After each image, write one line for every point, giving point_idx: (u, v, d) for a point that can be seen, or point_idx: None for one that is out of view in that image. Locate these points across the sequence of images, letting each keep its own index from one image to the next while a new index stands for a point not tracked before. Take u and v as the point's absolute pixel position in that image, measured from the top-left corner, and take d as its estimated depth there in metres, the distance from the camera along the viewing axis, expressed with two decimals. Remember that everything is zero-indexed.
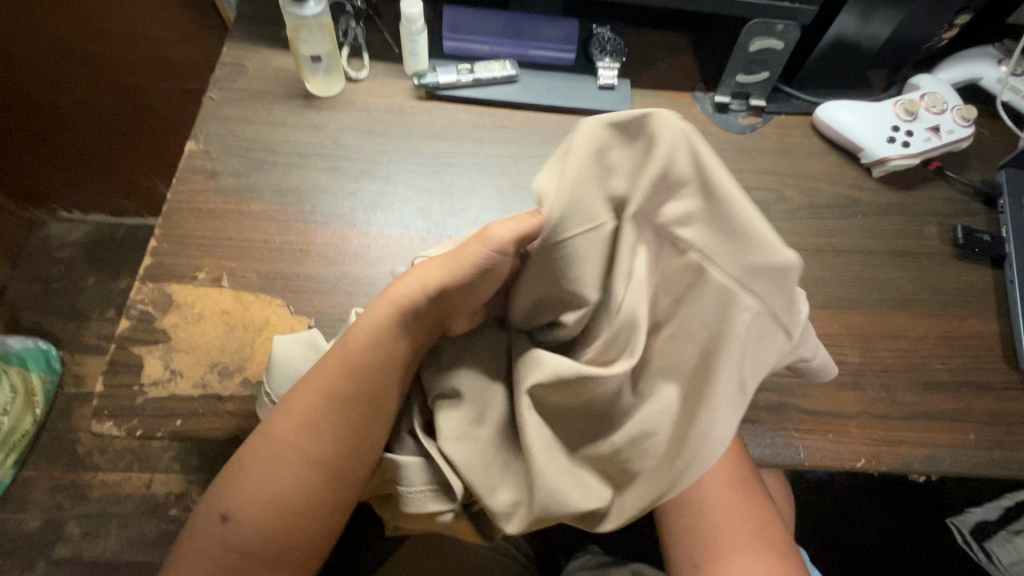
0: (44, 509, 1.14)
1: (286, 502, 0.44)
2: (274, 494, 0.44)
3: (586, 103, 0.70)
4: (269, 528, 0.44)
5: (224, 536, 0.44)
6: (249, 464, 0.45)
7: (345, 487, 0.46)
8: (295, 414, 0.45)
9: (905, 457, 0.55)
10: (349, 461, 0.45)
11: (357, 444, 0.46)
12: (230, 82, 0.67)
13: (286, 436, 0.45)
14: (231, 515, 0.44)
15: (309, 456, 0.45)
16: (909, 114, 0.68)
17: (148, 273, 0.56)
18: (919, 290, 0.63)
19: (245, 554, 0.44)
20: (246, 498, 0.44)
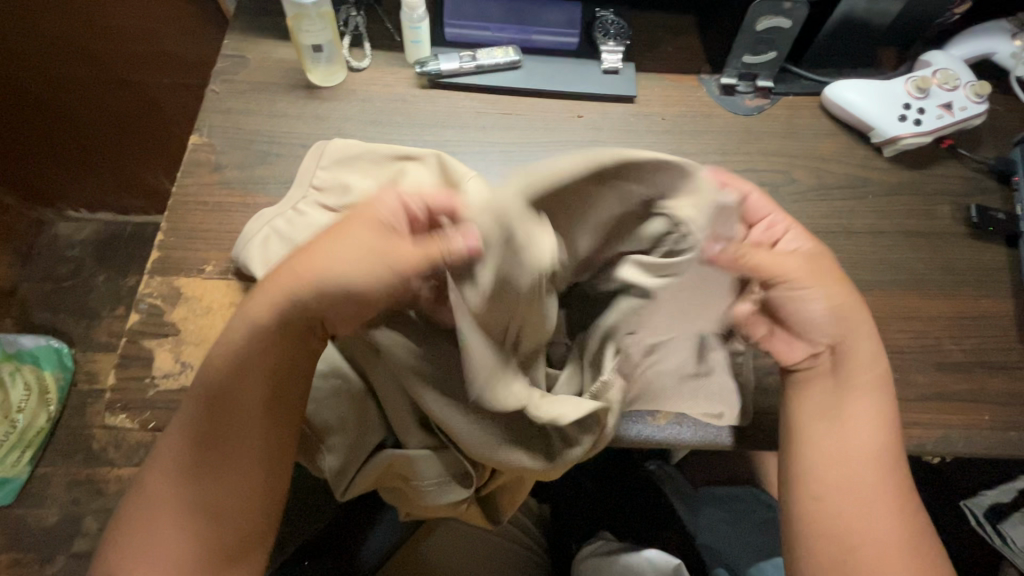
0: (62, 505, 1.16)
1: (189, 524, 0.44)
2: (154, 534, 0.44)
3: (590, 88, 0.70)
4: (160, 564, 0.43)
5: None
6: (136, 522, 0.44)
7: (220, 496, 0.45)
8: (165, 455, 0.45)
9: (918, 439, 0.54)
10: (208, 475, 0.45)
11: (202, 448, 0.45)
12: (231, 75, 0.67)
13: (168, 476, 0.45)
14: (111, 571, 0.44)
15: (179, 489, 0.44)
16: (921, 91, 0.67)
17: (156, 267, 0.56)
18: (932, 270, 0.62)
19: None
20: (131, 551, 0.44)
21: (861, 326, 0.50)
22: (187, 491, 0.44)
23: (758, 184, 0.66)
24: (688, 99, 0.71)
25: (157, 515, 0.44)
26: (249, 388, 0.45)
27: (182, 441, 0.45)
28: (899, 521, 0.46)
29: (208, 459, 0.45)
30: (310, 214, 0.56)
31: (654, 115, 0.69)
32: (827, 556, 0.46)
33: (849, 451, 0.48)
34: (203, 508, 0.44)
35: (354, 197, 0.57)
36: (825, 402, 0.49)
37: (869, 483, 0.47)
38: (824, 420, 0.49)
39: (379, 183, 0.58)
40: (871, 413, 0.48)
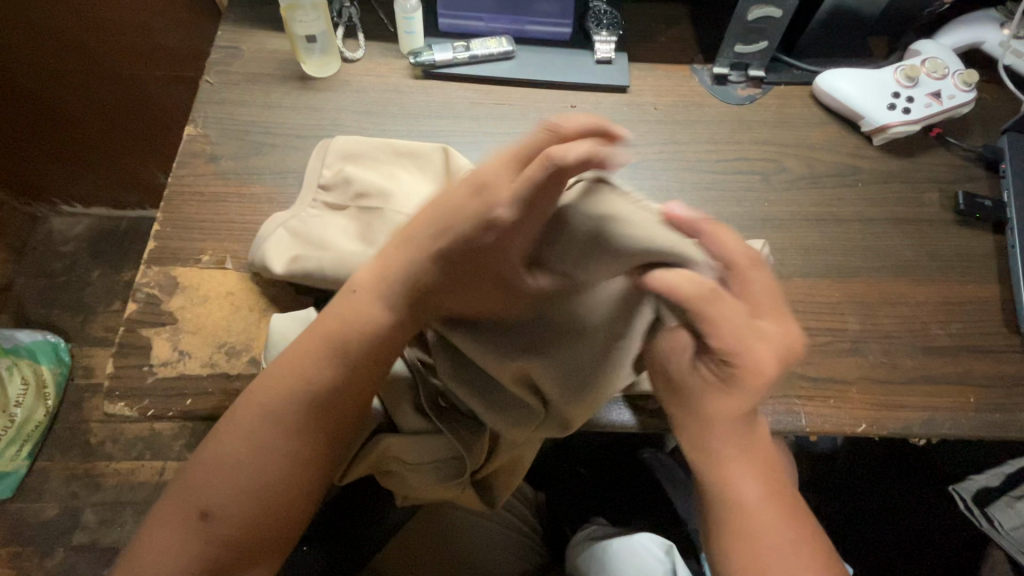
0: (61, 498, 1.16)
1: (223, 506, 0.43)
2: (252, 473, 0.44)
3: (584, 78, 0.70)
4: (263, 501, 0.43)
5: (204, 535, 0.43)
6: (234, 458, 0.44)
7: (320, 439, 0.45)
8: (268, 391, 0.45)
9: (905, 421, 0.55)
10: (314, 420, 0.45)
11: (307, 390, 0.44)
12: (226, 66, 0.67)
13: (225, 445, 0.44)
14: (213, 513, 0.43)
15: (283, 430, 0.44)
16: (910, 80, 0.67)
17: (152, 257, 0.57)
18: (920, 256, 0.63)
19: (247, 521, 0.43)
20: (228, 490, 0.43)
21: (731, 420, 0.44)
22: (231, 469, 0.44)
23: (750, 173, 0.66)
24: (681, 88, 0.71)
25: (204, 489, 0.43)
26: (335, 370, 0.45)
27: (250, 412, 0.44)
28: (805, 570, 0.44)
29: (264, 442, 0.44)
30: (319, 213, 0.57)
31: (646, 105, 0.70)
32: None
33: (748, 526, 0.45)
34: (241, 489, 0.43)
35: (364, 189, 0.57)
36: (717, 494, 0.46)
37: (777, 545, 0.44)
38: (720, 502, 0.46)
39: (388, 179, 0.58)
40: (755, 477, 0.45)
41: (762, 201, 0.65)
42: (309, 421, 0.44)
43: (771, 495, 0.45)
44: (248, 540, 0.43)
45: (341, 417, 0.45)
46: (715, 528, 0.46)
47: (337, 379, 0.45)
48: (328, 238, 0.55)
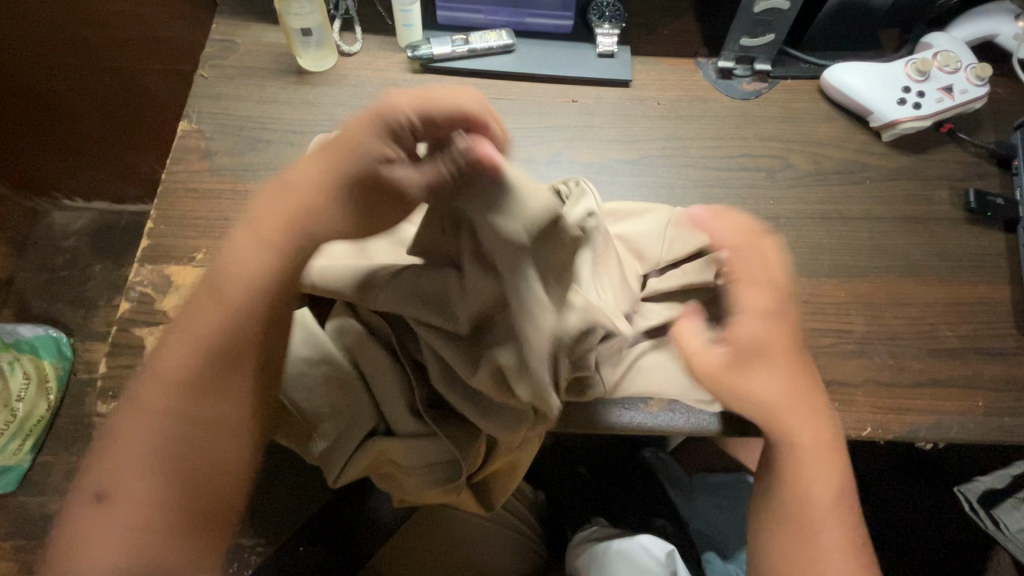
0: (63, 492, 1.17)
1: (136, 486, 0.39)
2: (150, 447, 0.40)
3: (585, 72, 0.69)
4: (160, 478, 0.40)
5: (101, 520, 0.39)
6: (133, 431, 0.41)
7: (222, 404, 0.41)
8: (169, 355, 0.42)
9: (911, 425, 0.54)
10: (211, 383, 0.41)
11: (205, 352, 0.42)
12: (220, 60, 0.66)
13: (127, 421, 0.41)
14: (110, 494, 0.39)
15: (181, 393, 0.41)
16: (921, 74, 0.65)
17: (146, 254, 0.56)
18: (928, 256, 0.61)
19: (144, 503, 0.39)
20: (127, 467, 0.40)
21: (809, 407, 0.47)
22: (144, 446, 0.40)
23: (754, 170, 0.65)
24: (684, 83, 0.70)
25: (106, 471, 0.40)
26: (244, 325, 0.42)
27: (154, 383, 0.42)
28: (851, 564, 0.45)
29: (169, 410, 0.41)
30: None
31: (649, 100, 0.68)
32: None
33: (806, 512, 0.46)
34: (139, 465, 0.40)
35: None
36: (788, 481, 0.47)
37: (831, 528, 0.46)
38: (786, 489, 0.47)
39: None
40: (830, 469, 0.47)
41: (767, 199, 0.64)
42: (218, 384, 0.41)
43: (839, 489, 0.47)
44: (143, 526, 0.39)
45: (254, 376, 0.42)
46: (773, 509, 0.47)
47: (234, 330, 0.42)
48: None
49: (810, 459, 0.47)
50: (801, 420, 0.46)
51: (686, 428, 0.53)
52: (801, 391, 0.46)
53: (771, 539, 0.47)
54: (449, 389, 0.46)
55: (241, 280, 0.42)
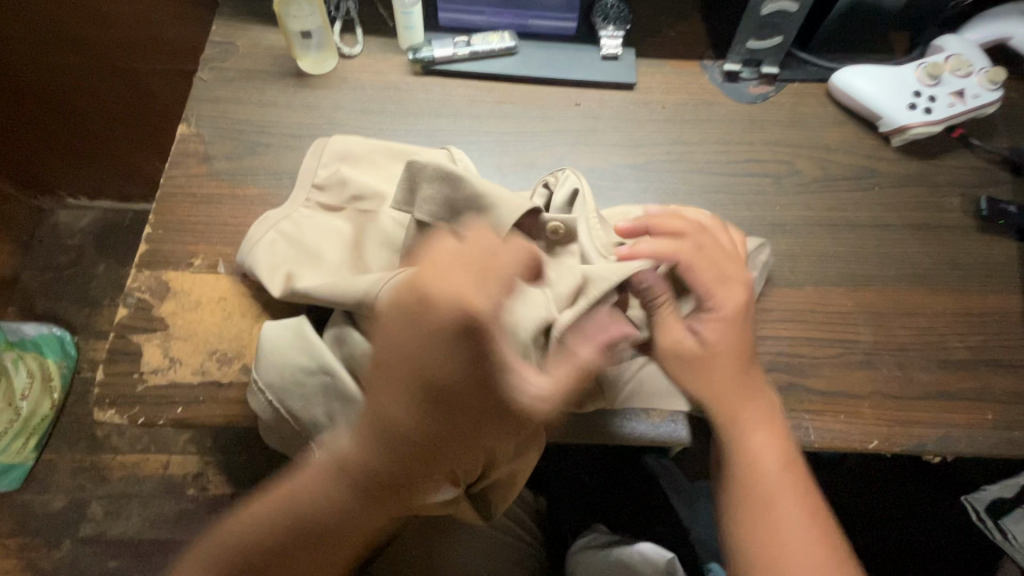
0: (67, 490, 1.17)
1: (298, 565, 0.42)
2: (257, 546, 0.42)
3: (589, 75, 0.67)
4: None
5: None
6: (250, 524, 0.43)
7: (333, 517, 0.42)
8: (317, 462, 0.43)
9: (919, 438, 0.53)
10: (331, 501, 0.42)
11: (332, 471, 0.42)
12: (220, 62, 0.66)
13: (251, 514, 0.43)
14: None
15: (294, 499, 0.42)
16: (932, 78, 0.64)
17: (144, 260, 0.56)
18: (938, 265, 0.60)
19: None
20: (237, 557, 0.42)
21: (765, 410, 0.50)
22: (247, 547, 0.42)
23: (760, 175, 0.64)
24: (690, 86, 0.68)
25: (219, 552, 0.43)
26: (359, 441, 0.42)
27: (295, 478, 0.43)
28: (808, 534, 0.47)
29: (281, 510, 0.43)
30: (315, 215, 0.56)
31: (654, 103, 0.67)
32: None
33: (761, 489, 0.48)
34: (242, 558, 0.42)
35: (360, 191, 0.56)
36: (741, 468, 0.49)
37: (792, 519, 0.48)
38: (739, 474, 0.49)
39: (386, 180, 0.57)
40: (779, 450, 0.49)
41: (773, 205, 0.63)
42: (339, 502, 0.42)
43: (793, 467, 0.49)
44: None
45: (356, 496, 0.42)
46: (734, 505, 0.49)
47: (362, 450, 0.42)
48: (324, 242, 0.54)
49: (766, 459, 0.48)
50: (747, 408, 0.49)
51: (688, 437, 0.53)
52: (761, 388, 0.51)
53: (732, 519, 0.49)
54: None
55: (385, 407, 0.42)
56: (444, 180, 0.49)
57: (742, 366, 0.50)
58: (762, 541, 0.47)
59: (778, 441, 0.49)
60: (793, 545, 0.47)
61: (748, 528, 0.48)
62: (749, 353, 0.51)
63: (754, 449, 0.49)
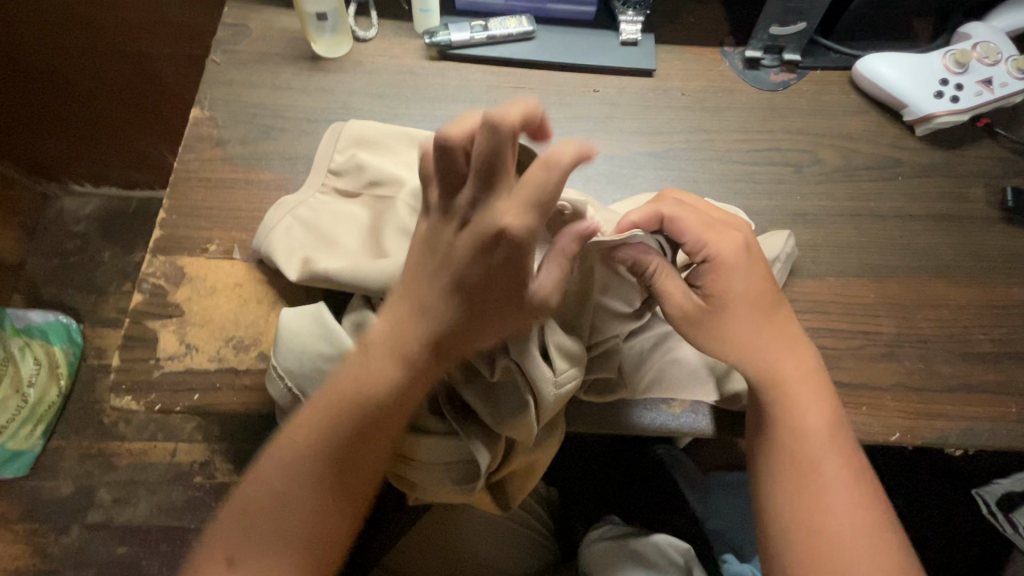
0: (75, 477, 1.18)
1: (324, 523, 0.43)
2: (286, 478, 0.43)
3: (607, 61, 0.66)
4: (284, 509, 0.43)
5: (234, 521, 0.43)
6: (279, 457, 0.44)
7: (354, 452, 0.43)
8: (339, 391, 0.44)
9: (941, 431, 0.52)
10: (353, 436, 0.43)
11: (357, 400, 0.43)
12: (233, 45, 0.64)
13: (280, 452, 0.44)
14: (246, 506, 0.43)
15: (320, 434, 0.43)
16: (960, 66, 0.62)
17: (158, 245, 0.55)
18: (962, 256, 0.59)
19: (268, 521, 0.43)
20: (267, 491, 0.43)
21: (815, 385, 0.48)
22: (278, 488, 0.43)
23: (782, 164, 0.63)
24: (710, 72, 0.67)
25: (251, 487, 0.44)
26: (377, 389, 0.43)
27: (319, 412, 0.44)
28: (851, 497, 0.46)
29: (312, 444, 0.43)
30: (331, 201, 0.55)
31: (673, 90, 0.66)
32: (799, 555, 0.45)
33: (805, 449, 0.47)
34: (272, 489, 0.43)
35: (376, 176, 0.55)
36: (782, 426, 0.48)
37: (837, 498, 0.46)
38: (781, 432, 0.47)
39: (403, 166, 0.56)
40: (822, 407, 0.48)
41: (794, 194, 0.62)
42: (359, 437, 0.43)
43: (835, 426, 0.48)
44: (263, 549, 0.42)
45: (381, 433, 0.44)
46: (776, 483, 0.47)
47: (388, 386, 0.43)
48: (340, 227, 0.54)
49: (814, 434, 0.47)
50: (784, 359, 0.48)
51: (711, 428, 0.52)
52: (797, 352, 0.49)
53: (771, 479, 0.47)
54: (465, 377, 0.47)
55: (382, 367, 0.43)
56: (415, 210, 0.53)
57: (757, 312, 0.47)
58: (802, 518, 0.46)
59: (827, 417, 0.48)
60: (837, 524, 0.45)
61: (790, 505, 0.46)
62: (774, 299, 0.48)
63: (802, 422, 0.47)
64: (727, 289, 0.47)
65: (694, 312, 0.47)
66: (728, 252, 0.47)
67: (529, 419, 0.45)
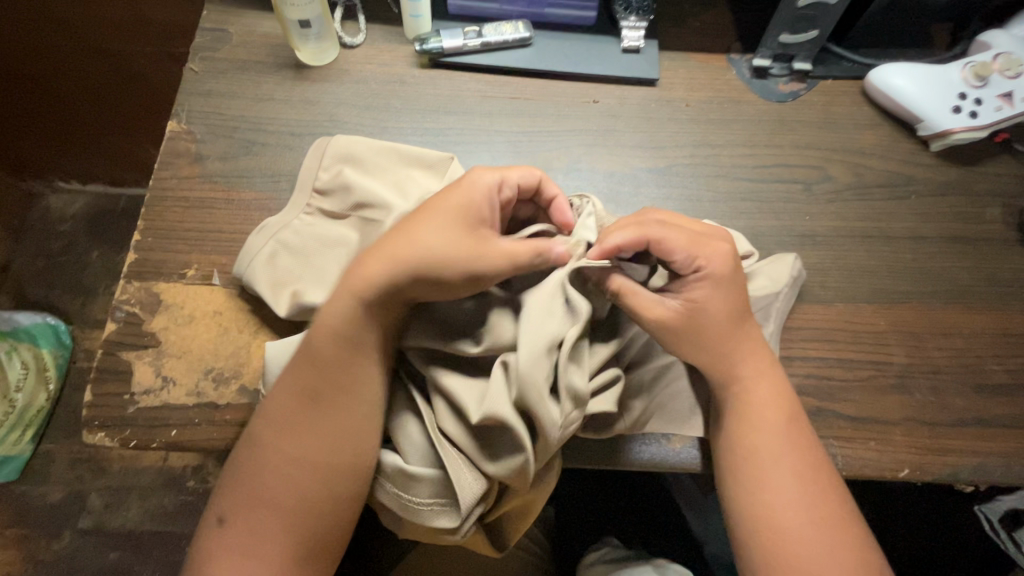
0: (67, 482, 1.14)
1: (306, 485, 0.41)
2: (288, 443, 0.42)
3: (608, 70, 0.63)
4: (281, 474, 0.42)
5: (229, 497, 0.43)
6: (280, 418, 0.43)
7: (353, 420, 0.42)
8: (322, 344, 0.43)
9: (952, 467, 0.50)
10: (354, 394, 0.42)
11: (355, 364, 0.43)
12: (212, 52, 0.61)
13: (280, 413, 0.43)
14: (242, 472, 0.43)
15: (324, 399, 0.42)
16: (979, 79, 0.59)
17: (132, 270, 0.52)
18: (976, 281, 0.57)
19: (264, 490, 0.42)
20: (266, 455, 0.42)
21: (773, 381, 0.46)
22: (276, 451, 0.42)
23: (790, 182, 0.60)
24: (716, 82, 0.64)
25: (256, 458, 0.42)
26: (348, 320, 0.42)
27: (316, 370, 0.43)
28: (809, 491, 0.43)
29: (315, 410, 0.42)
30: (317, 223, 0.53)
31: (677, 101, 0.63)
32: (753, 546, 0.42)
33: (759, 447, 0.44)
34: (271, 455, 0.42)
35: (364, 198, 0.52)
36: (738, 414, 0.45)
37: (797, 500, 0.43)
38: (735, 419, 0.45)
39: (395, 188, 0.54)
40: (776, 402, 0.45)
41: (801, 214, 0.59)
42: (358, 399, 0.42)
43: (793, 417, 0.45)
44: (255, 511, 0.41)
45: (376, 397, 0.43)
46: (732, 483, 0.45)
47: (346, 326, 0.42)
48: (329, 254, 0.51)
49: (768, 430, 0.44)
50: (739, 349, 0.45)
51: (702, 463, 0.50)
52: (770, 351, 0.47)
53: (724, 474, 0.45)
54: (455, 419, 0.43)
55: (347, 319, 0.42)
56: (371, 226, 0.52)
57: (738, 320, 0.45)
58: (760, 519, 0.43)
59: (785, 411, 0.45)
60: (798, 528, 0.42)
61: (747, 504, 0.43)
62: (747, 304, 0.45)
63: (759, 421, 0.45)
64: (705, 304, 0.44)
65: (677, 326, 0.44)
66: (715, 268, 0.43)
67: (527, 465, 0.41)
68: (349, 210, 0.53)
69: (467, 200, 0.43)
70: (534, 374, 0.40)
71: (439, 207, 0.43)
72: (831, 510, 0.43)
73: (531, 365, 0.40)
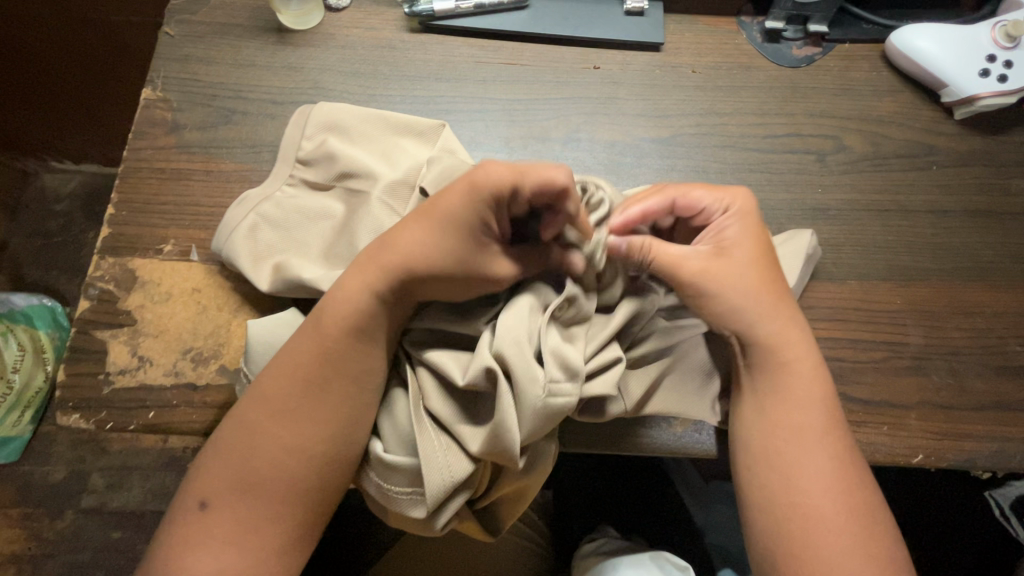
0: (67, 462, 1.02)
1: (294, 470, 0.39)
2: (277, 413, 0.40)
3: (609, 33, 0.59)
4: (266, 444, 0.39)
5: (210, 469, 0.40)
6: (269, 388, 0.40)
7: (345, 391, 0.40)
8: (324, 316, 0.40)
9: (969, 453, 0.48)
10: (344, 366, 0.40)
11: (351, 335, 0.40)
12: (188, 15, 0.57)
13: (272, 382, 0.40)
14: (224, 442, 0.40)
15: (315, 371, 0.40)
16: (1010, 40, 0.55)
17: (107, 245, 0.50)
18: (1001, 258, 0.53)
19: (245, 461, 0.39)
20: (253, 426, 0.40)
21: (808, 376, 0.42)
22: (263, 422, 0.40)
23: (802, 152, 0.56)
24: (724, 46, 0.60)
25: (242, 428, 0.40)
26: (352, 312, 0.40)
27: (311, 341, 0.40)
28: (839, 486, 0.40)
29: (310, 380, 0.40)
30: (299, 194, 0.50)
31: (683, 66, 0.59)
32: (775, 537, 0.40)
33: (785, 445, 0.41)
34: (258, 427, 0.40)
35: (348, 167, 0.49)
36: (769, 409, 0.42)
37: (822, 501, 0.40)
38: (764, 418, 0.42)
39: (382, 156, 0.50)
40: (811, 399, 0.42)
41: (814, 185, 0.55)
42: (349, 372, 0.40)
43: (829, 410, 0.42)
44: (235, 484, 0.39)
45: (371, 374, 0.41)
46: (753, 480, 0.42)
47: (347, 314, 0.40)
48: (311, 226, 0.48)
49: (799, 428, 0.41)
50: (774, 337, 0.42)
51: (705, 447, 0.47)
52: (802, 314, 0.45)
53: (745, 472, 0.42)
54: (442, 397, 0.41)
55: (346, 304, 0.40)
56: (355, 196, 0.49)
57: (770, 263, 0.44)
58: (784, 520, 0.40)
59: (817, 407, 0.42)
60: (824, 528, 0.40)
61: (770, 505, 0.41)
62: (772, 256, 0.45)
63: (789, 417, 0.42)
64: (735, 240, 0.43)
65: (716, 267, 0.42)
66: (740, 203, 0.44)
67: (508, 449, 0.38)
68: (333, 180, 0.50)
69: (468, 211, 0.38)
70: (514, 331, 0.39)
71: (438, 213, 0.39)
72: (855, 511, 0.40)
73: (513, 328, 0.39)
